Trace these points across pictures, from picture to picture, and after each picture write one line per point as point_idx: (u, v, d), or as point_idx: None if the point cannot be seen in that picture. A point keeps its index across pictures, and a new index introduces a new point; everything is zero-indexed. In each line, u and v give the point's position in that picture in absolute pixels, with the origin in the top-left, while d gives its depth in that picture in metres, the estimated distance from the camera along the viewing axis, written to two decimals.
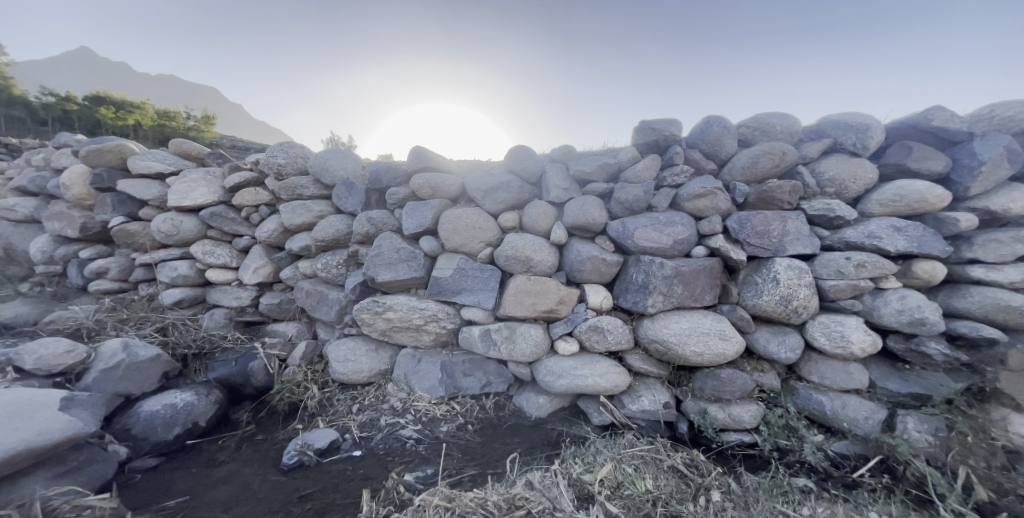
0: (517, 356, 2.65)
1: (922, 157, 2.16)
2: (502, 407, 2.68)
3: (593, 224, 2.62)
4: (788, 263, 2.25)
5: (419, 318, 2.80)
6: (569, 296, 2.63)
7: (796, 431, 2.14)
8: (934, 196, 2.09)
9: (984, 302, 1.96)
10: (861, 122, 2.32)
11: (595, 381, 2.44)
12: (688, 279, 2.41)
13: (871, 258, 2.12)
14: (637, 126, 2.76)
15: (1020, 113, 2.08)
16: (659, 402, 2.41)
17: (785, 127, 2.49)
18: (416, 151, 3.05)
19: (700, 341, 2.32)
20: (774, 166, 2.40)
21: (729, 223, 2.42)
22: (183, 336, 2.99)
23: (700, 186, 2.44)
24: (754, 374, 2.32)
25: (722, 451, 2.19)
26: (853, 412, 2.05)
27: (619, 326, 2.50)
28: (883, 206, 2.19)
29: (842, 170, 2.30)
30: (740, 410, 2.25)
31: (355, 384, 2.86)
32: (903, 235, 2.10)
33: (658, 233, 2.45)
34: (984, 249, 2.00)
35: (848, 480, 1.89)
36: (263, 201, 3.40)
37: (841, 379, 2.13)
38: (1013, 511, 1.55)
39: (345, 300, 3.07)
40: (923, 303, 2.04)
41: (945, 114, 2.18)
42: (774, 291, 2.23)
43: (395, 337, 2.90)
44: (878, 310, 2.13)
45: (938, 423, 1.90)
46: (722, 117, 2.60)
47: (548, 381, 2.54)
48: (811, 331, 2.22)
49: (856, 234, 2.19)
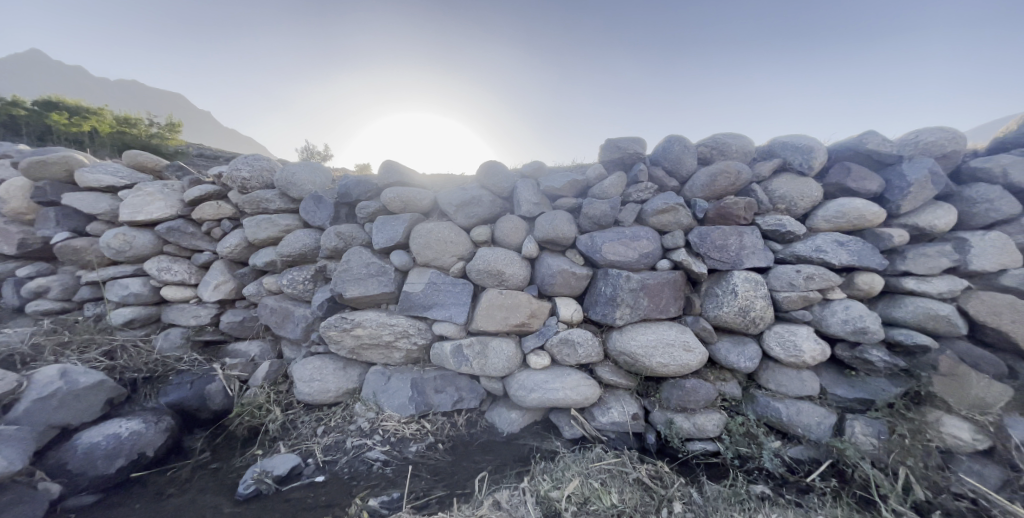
0: (489, 371, 2.64)
1: (860, 177, 2.35)
2: (474, 423, 2.64)
3: (562, 239, 2.67)
4: (745, 276, 2.37)
5: (389, 334, 2.75)
6: (540, 309, 2.66)
7: (756, 438, 2.22)
8: (871, 213, 2.26)
9: (917, 311, 2.12)
10: (806, 143, 2.49)
11: (565, 394, 2.47)
12: (653, 292, 2.48)
13: (818, 271, 2.27)
14: (603, 144, 2.86)
15: (941, 138, 2.28)
16: (628, 414, 2.45)
17: (740, 147, 2.64)
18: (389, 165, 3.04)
19: (665, 352, 2.39)
20: (730, 183, 2.53)
21: (691, 237, 2.53)
22: (133, 359, 2.81)
23: (662, 203, 2.55)
24: (717, 383, 2.40)
25: (687, 460, 2.24)
26: (806, 418, 2.16)
27: (588, 339, 2.54)
28: (827, 221, 2.35)
29: (791, 188, 2.45)
30: (704, 419, 2.31)
31: (322, 404, 2.76)
32: (846, 249, 2.26)
33: (624, 247, 2.53)
34: (915, 262, 2.17)
35: (802, 484, 1.98)
36: (226, 215, 3.28)
37: (794, 386, 2.24)
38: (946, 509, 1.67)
39: (312, 317, 2.97)
40: (865, 313, 2.18)
41: (878, 138, 2.38)
42: (732, 302, 2.34)
43: (364, 354, 2.83)
44: (827, 319, 2.26)
45: (881, 426, 2.02)
46: (682, 137, 2.74)
47: (520, 396, 2.55)
48: (768, 341, 2.33)
49: (805, 247, 2.33)
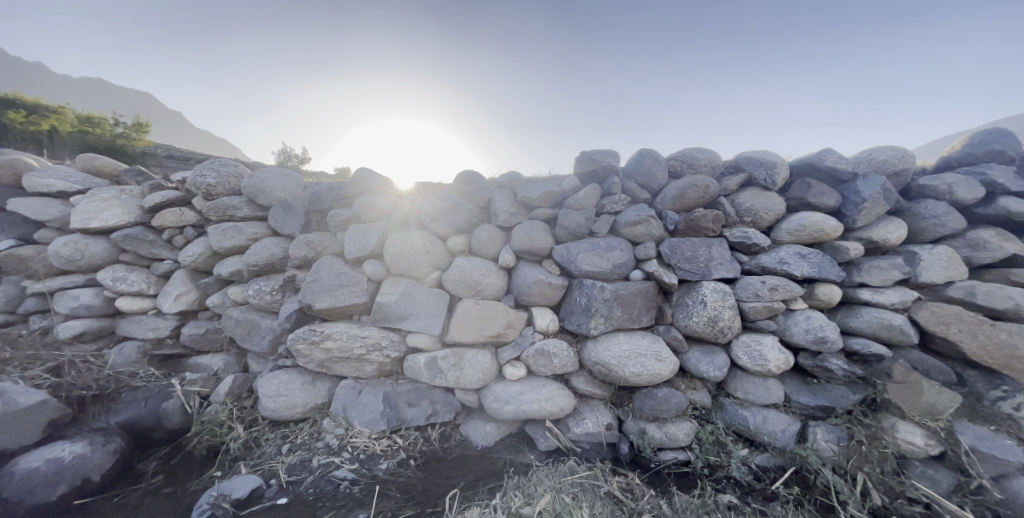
0: (464, 384, 2.60)
1: (819, 193, 2.45)
2: (448, 437, 2.59)
3: (538, 249, 2.68)
4: (713, 286, 2.43)
5: (361, 347, 2.68)
6: (516, 320, 2.65)
7: (725, 446, 2.27)
8: (829, 227, 2.36)
9: (872, 321, 2.22)
10: (770, 159, 2.59)
11: (540, 406, 2.46)
12: (626, 302, 2.52)
13: (782, 282, 2.35)
14: (578, 156, 2.91)
15: (892, 157, 2.42)
16: (603, 424, 2.46)
17: (709, 161, 2.72)
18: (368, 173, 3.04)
19: (638, 362, 2.42)
20: (700, 196, 2.60)
21: (663, 248, 2.58)
22: (81, 376, 2.62)
23: (635, 214, 2.60)
24: (688, 392, 2.44)
25: (659, 470, 2.27)
26: (772, 426, 2.22)
27: (563, 349, 2.54)
28: (790, 234, 2.44)
29: (756, 201, 2.54)
30: (675, 428, 2.35)
31: (288, 421, 2.66)
32: (807, 261, 2.35)
33: (598, 258, 2.56)
34: (870, 273, 2.28)
35: (768, 492, 2.02)
36: (189, 222, 3.13)
37: (761, 394, 2.30)
38: None
39: (280, 329, 2.86)
40: (825, 323, 2.27)
41: (835, 156, 2.50)
42: (701, 312, 2.40)
43: (335, 368, 2.74)
44: (790, 329, 2.34)
45: (841, 433, 2.10)
46: (653, 151, 2.81)
47: (494, 408, 2.52)
48: (735, 350, 2.40)
49: (770, 259, 2.42)
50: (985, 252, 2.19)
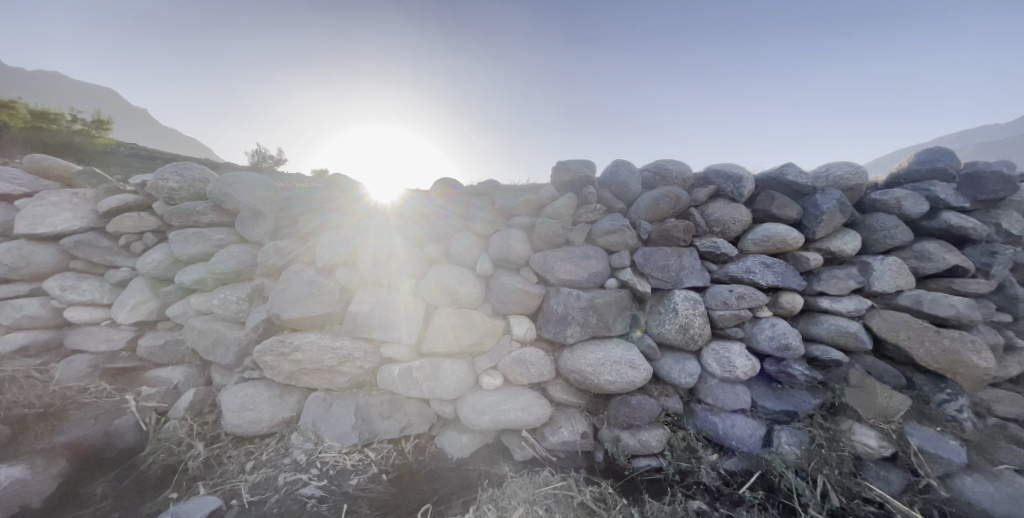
0: (439, 394, 2.55)
1: (782, 205, 2.56)
2: (422, 449, 2.52)
3: (515, 257, 2.68)
4: (685, 295, 2.50)
5: (332, 358, 2.59)
6: (493, 329, 2.63)
7: (695, 452, 2.33)
8: (792, 238, 2.47)
9: (831, 328, 2.33)
10: (737, 171, 2.69)
11: (516, 416, 2.46)
12: (602, 310, 2.55)
13: (748, 291, 2.44)
14: (555, 166, 2.93)
15: (848, 172, 2.55)
16: (578, 433, 2.46)
17: (680, 172, 2.80)
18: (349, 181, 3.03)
19: (613, 370, 2.43)
20: (672, 207, 2.67)
21: (636, 257, 2.64)
22: (24, 393, 2.45)
23: (609, 224, 2.64)
24: (660, 398, 2.48)
25: (632, 477, 2.30)
26: (739, 431, 2.28)
27: (540, 358, 2.55)
28: (757, 244, 2.54)
29: (724, 213, 2.63)
30: (648, 435, 2.38)
31: (253, 436, 2.54)
32: (772, 270, 2.45)
33: (574, 267, 2.59)
34: (828, 283, 2.40)
35: (735, 497, 2.08)
36: (148, 228, 2.97)
37: (729, 400, 2.35)
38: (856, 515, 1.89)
39: (246, 341, 2.74)
40: (788, 330, 2.36)
41: (796, 170, 2.62)
42: (673, 321, 2.47)
43: (304, 380, 2.64)
44: (756, 336, 2.42)
45: (803, 436, 2.20)
46: (628, 162, 2.87)
47: (470, 419, 2.49)
48: (706, 357, 2.46)
49: (737, 268, 2.51)
50: (930, 263, 2.34)
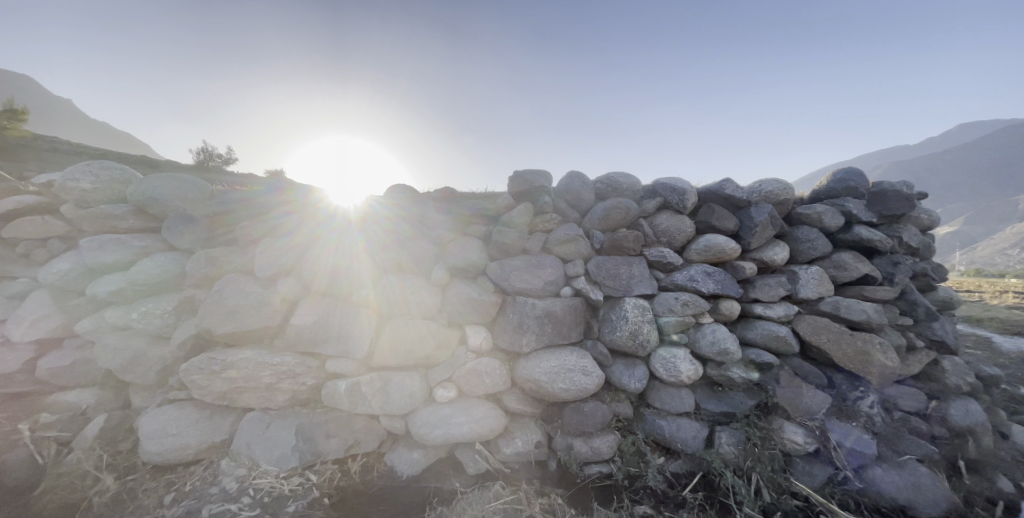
0: (389, 410, 2.43)
1: (722, 217, 2.72)
2: (370, 469, 2.37)
3: (471, 266, 2.64)
4: (635, 302, 2.56)
5: (270, 376, 2.40)
6: (447, 340, 2.56)
7: (644, 456, 2.39)
8: (730, 249, 2.62)
9: (764, 333, 2.50)
10: (682, 184, 2.80)
11: (470, 428, 2.40)
12: (556, 318, 2.56)
13: (692, 298, 2.56)
14: (511, 176, 2.86)
15: (777, 188, 2.73)
16: (532, 442, 2.45)
17: (630, 185, 2.87)
18: (301, 188, 2.91)
19: (567, 378, 2.44)
20: (623, 218, 2.74)
21: (590, 266, 2.69)
22: None
23: (564, 234, 2.68)
24: (612, 404, 2.53)
25: (584, 485, 2.33)
26: (684, 433, 2.38)
27: (495, 369, 2.52)
28: (699, 254, 2.67)
29: (669, 224, 2.75)
30: (600, 442, 2.42)
31: (176, 465, 2.30)
32: (713, 278, 2.59)
33: (529, 275, 2.59)
34: (761, 290, 2.58)
35: (679, 499, 2.19)
36: (55, 233, 2.65)
37: (675, 403, 2.45)
38: (784, 510, 2.06)
39: (171, 358, 2.49)
40: (727, 335, 2.50)
41: (733, 186, 2.77)
42: (624, 328, 2.52)
43: (239, 399, 2.42)
44: (700, 341, 2.54)
45: (740, 435, 2.34)
46: (581, 173, 2.91)
47: (422, 434, 2.40)
48: (654, 363, 2.52)
49: (682, 277, 2.62)
50: (847, 272, 2.58)
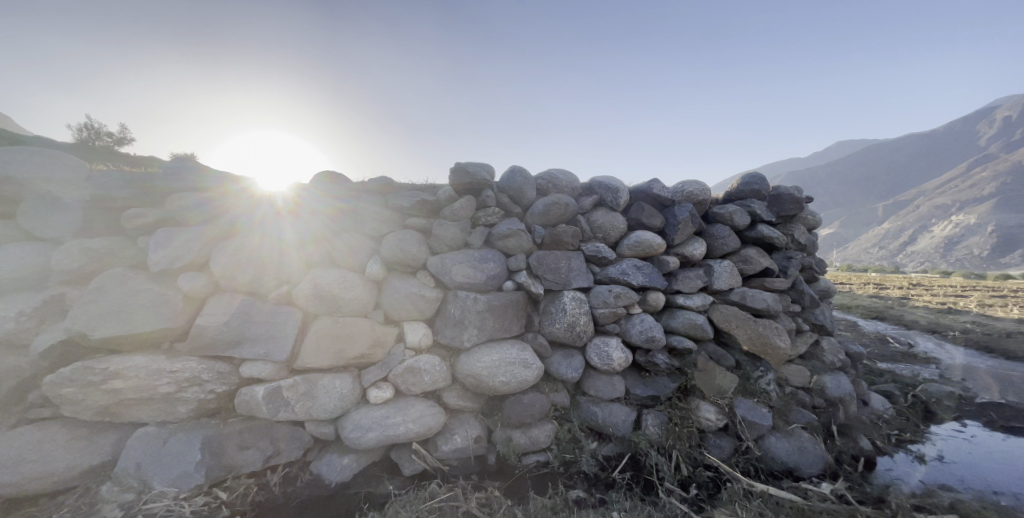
0: (316, 414, 2.22)
1: (650, 215, 2.91)
2: (292, 480, 2.17)
3: (409, 260, 2.52)
4: (573, 295, 2.65)
5: (167, 385, 2.07)
6: (384, 337, 2.41)
7: (579, 442, 2.49)
8: (657, 244, 2.82)
9: (686, 322, 2.72)
10: (615, 183, 2.95)
11: (406, 428, 2.27)
12: (498, 312, 2.55)
13: (623, 290, 2.71)
14: (452, 166, 2.72)
15: (698, 189, 2.97)
16: (471, 438, 2.41)
17: (569, 182, 2.95)
18: (209, 169, 2.50)
19: (507, 371, 2.45)
20: (562, 213, 2.81)
21: (531, 260, 2.72)
22: None
23: (507, 228, 2.67)
24: (550, 394, 2.60)
25: (521, 475, 2.37)
26: (615, 418, 2.52)
27: (435, 365, 2.42)
28: (631, 249, 2.83)
29: (604, 220, 2.88)
30: (537, 432, 2.47)
31: (39, 496, 1.92)
32: (642, 272, 2.77)
33: (471, 269, 2.54)
34: (683, 282, 2.81)
35: (609, 480, 2.31)
36: None
37: (607, 390, 2.59)
38: (698, 481, 2.26)
39: (30, 368, 2.04)
40: (654, 324, 2.69)
41: (660, 186, 2.99)
42: (562, 319, 2.60)
43: (128, 414, 2.07)
44: (630, 330, 2.70)
45: (663, 416, 2.53)
46: (523, 168, 2.90)
47: (354, 437, 2.21)
48: (589, 352, 2.64)
49: (615, 270, 2.77)
50: (751, 265, 2.92)
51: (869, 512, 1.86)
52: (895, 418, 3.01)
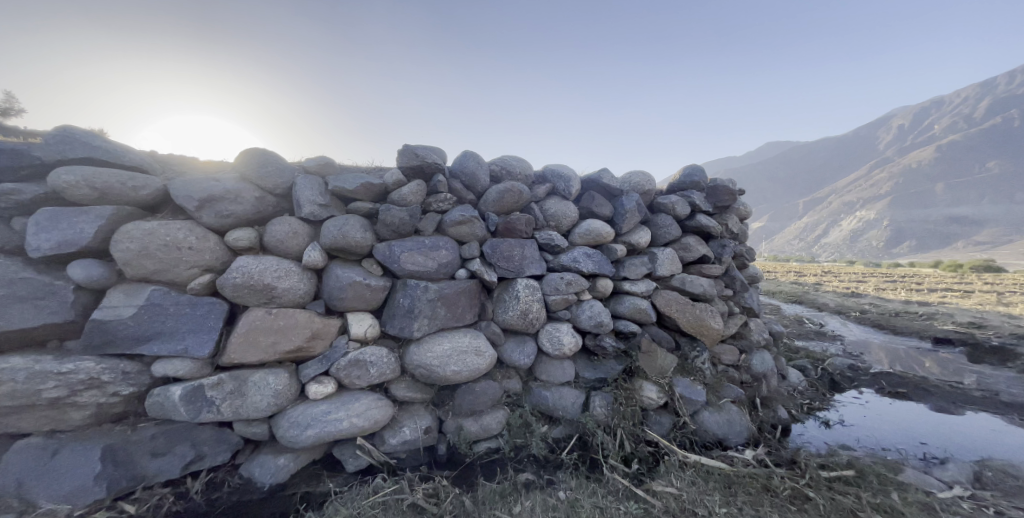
0: (245, 414, 2.03)
1: (600, 204, 2.98)
2: (217, 486, 1.99)
3: (354, 246, 2.36)
4: (526, 283, 2.65)
5: (55, 389, 1.77)
6: (325, 329, 2.24)
7: (529, 427, 2.52)
8: (607, 233, 2.89)
9: (632, 307, 2.84)
10: (568, 172, 2.97)
11: (349, 424, 2.15)
12: (450, 301, 2.48)
13: (575, 278, 2.77)
14: (399, 148, 2.61)
15: (643, 180, 3.10)
16: (421, 429, 2.35)
17: (523, 169, 2.92)
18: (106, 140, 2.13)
19: (458, 360, 2.41)
20: (516, 201, 2.79)
21: (485, 248, 2.67)
22: None
23: (459, 214, 2.59)
24: (502, 381, 2.61)
25: (471, 462, 2.36)
26: (565, 401, 2.58)
27: (382, 357, 2.31)
28: (582, 237, 2.89)
29: (557, 208, 2.90)
30: (489, 419, 2.47)
31: None
32: (592, 259, 2.83)
33: (421, 257, 2.45)
34: (631, 269, 2.92)
35: (557, 462, 2.37)
36: None
37: (558, 374, 2.65)
38: (639, 456, 2.40)
39: None
40: (603, 310, 2.78)
41: (609, 176, 3.07)
42: (515, 307, 2.59)
43: (4, 423, 1.76)
44: (580, 316, 2.76)
45: (610, 397, 2.63)
46: (476, 153, 2.83)
47: (290, 436, 2.05)
48: (541, 338, 2.67)
49: (567, 258, 2.80)
50: (691, 253, 3.10)
51: (783, 473, 2.07)
52: (807, 389, 3.38)
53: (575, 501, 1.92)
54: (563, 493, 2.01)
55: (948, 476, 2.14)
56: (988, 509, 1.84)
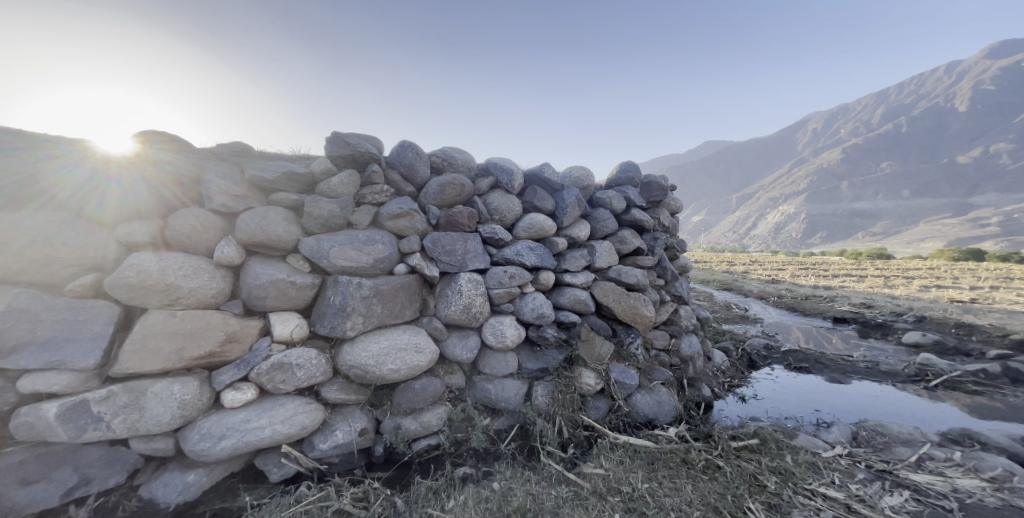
0: (145, 430, 1.82)
1: (543, 198, 3.01)
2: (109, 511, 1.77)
3: (277, 242, 2.19)
4: (468, 277, 2.62)
5: None
6: (244, 331, 2.07)
7: (471, 420, 2.52)
8: (548, 226, 2.94)
9: (572, 298, 2.92)
10: (510, 165, 2.97)
11: (272, 431, 2.00)
12: (387, 297, 2.38)
13: (518, 271, 2.78)
14: (329, 136, 2.44)
15: (584, 175, 3.19)
16: (356, 431, 2.25)
17: (465, 161, 2.86)
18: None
19: (396, 358, 2.33)
20: (457, 195, 2.73)
21: (425, 242, 2.59)
22: None
23: (396, 207, 2.49)
24: (443, 377, 2.57)
25: (410, 461, 2.31)
26: (507, 393, 2.61)
27: (311, 358, 2.17)
28: (524, 231, 2.90)
29: (500, 201, 2.89)
30: (429, 416, 2.43)
31: None
32: (534, 253, 2.86)
33: (354, 252, 2.32)
34: (571, 261, 2.99)
35: (497, 453, 2.40)
36: None
37: (501, 367, 2.66)
38: (575, 442, 2.50)
39: None
40: (544, 301, 2.83)
41: (551, 170, 3.11)
42: (456, 301, 2.56)
43: None
44: (523, 309, 2.79)
45: (551, 386, 2.70)
46: (414, 144, 2.72)
47: (201, 449, 1.87)
48: (484, 332, 2.67)
49: (510, 252, 2.80)
50: (627, 245, 3.24)
51: (699, 447, 2.25)
52: (729, 368, 3.71)
53: (508, 490, 1.95)
54: (498, 484, 2.04)
55: (832, 437, 2.45)
56: (860, 463, 2.14)
